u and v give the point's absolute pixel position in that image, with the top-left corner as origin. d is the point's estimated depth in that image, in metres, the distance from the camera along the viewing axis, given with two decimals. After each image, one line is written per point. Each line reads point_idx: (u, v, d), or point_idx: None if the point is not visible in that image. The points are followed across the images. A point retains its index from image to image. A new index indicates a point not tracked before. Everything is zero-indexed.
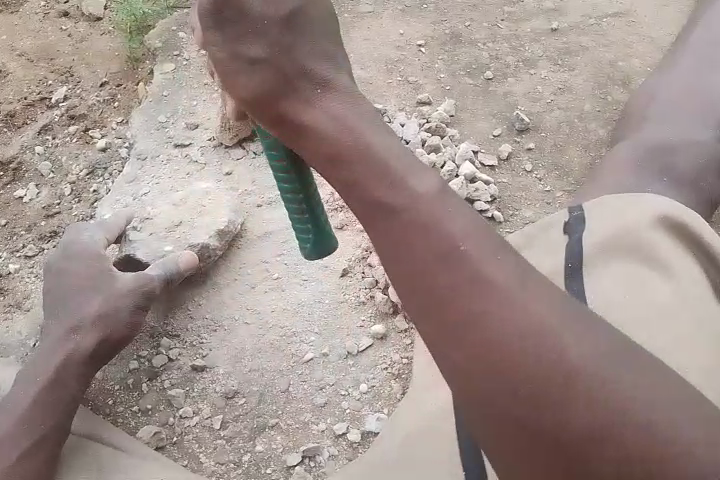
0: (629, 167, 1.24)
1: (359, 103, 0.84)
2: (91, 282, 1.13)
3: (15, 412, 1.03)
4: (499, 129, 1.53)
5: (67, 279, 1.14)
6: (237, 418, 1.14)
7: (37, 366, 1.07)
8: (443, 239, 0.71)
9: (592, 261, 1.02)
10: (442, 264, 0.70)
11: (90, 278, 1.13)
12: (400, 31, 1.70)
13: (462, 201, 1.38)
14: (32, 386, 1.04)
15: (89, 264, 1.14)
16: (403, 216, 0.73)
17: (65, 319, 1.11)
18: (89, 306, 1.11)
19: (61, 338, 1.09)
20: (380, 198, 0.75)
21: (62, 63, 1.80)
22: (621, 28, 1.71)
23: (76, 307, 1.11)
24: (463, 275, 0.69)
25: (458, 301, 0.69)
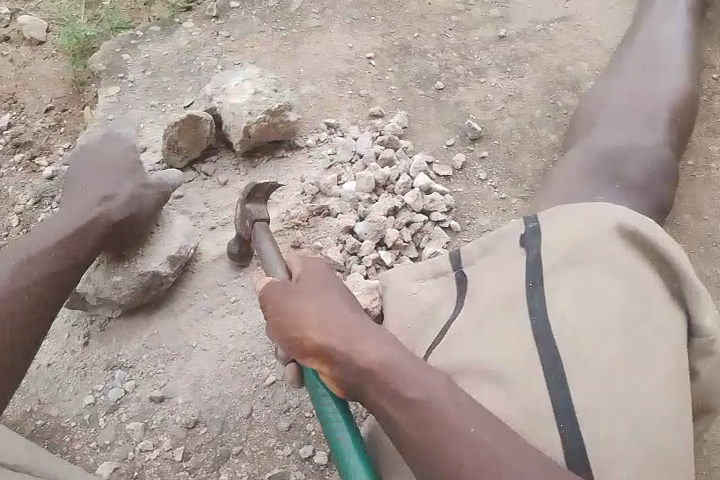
0: (579, 174, 1.26)
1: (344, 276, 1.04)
2: (125, 171, 1.23)
3: (40, 239, 1.12)
4: (452, 138, 1.54)
5: (101, 162, 1.25)
6: (200, 448, 1.11)
7: (62, 223, 1.15)
8: (423, 399, 0.86)
9: (551, 272, 1.03)
10: (436, 430, 0.84)
11: (122, 168, 1.23)
12: (349, 44, 1.69)
13: (418, 212, 1.38)
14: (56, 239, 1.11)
15: (123, 156, 1.26)
16: (390, 382, 0.88)
17: (93, 193, 1.20)
18: (116, 188, 1.20)
19: (90, 208, 1.17)
20: (376, 368, 0.89)
21: (4, 89, 1.75)
22: (567, 34, 1.74)
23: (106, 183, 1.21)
24: (440, 429, 0.84)
25: (448, 444, 0.83)
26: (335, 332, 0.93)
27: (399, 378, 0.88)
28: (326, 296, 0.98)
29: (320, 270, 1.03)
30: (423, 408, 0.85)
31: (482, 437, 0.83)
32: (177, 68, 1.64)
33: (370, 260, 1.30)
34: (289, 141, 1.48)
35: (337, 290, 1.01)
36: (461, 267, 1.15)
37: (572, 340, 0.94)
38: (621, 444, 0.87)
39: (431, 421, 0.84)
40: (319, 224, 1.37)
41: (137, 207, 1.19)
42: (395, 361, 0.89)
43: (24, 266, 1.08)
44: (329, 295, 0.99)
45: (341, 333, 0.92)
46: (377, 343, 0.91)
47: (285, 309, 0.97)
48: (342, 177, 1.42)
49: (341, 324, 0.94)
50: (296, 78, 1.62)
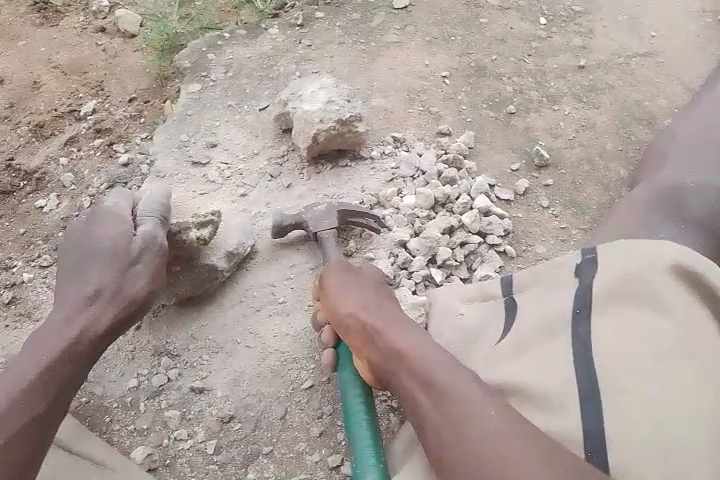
0: (645, 209, 1.21)
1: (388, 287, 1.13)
2: (107, 255, 1.07)
3: (22, 368, 1.00)
4: (518, 163, 1.51)
5: (92, 236, 1.09)
6: (231, 444, 1.13)
7: (55, 324, 1.04)
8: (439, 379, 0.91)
9: (600, 304, 0.98)
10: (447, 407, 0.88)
11: (106, 248, 1.08)
12: (425, 61, 1.70)
13: (474, 233, 1.36)
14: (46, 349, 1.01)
15: (110, 226, 1.10)
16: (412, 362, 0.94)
17: (81, 290, 1.07)
18: (110, 275, 1.06)
19: (72, 316, 1.04)
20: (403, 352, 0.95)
21: (94, 77, 1.85)
22: (650, 69, 1.69)
23: (100, 265, 1.07)
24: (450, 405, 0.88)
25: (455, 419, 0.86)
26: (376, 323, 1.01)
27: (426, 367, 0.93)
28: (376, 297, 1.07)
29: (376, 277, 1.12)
30: (442, 394, 0.89)
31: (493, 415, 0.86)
32: (257, 72, 1.69)
33: (420, 276, 1.29)
34: (354, 151, 1.49)
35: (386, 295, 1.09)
36: (512, 293, 1.14)
37: (611, 377, 0.89)
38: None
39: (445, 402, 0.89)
40: (372, 235, 1.37)
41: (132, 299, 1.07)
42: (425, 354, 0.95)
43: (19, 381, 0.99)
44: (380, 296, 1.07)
45: (382, 325, 1.00)
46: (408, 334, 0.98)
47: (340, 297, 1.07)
48: (403, 191, 1.43)
49: (379, 316, 1.02)
50: (368, 90, 1.64)
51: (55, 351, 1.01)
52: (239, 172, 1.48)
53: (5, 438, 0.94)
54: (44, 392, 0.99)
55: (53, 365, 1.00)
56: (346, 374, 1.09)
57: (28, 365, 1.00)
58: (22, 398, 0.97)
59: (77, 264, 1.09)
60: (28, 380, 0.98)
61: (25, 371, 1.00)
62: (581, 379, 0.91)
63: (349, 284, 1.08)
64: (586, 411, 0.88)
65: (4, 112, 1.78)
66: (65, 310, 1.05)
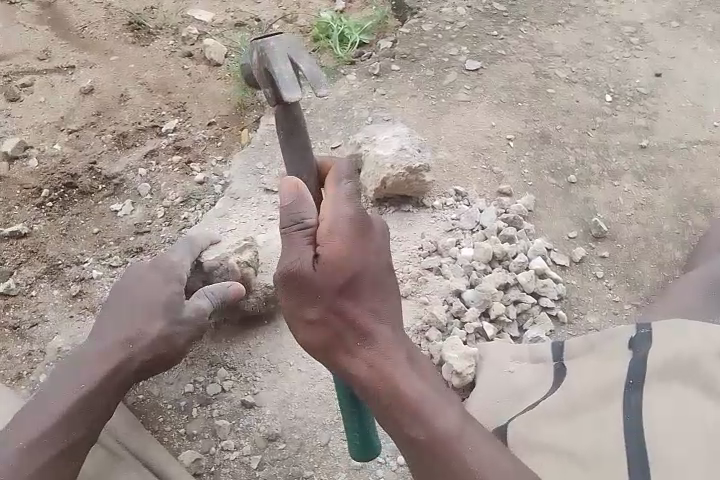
0: (702, 293, 1.25)
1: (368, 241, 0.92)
2: (151, 304, 1.13)
3: (50, 402, 1.05)
4: (575, 231, 1.56)
5: (141, 286, 1.16)
6: (274, 462, 1.18)
7: (93, 361, 1.09)
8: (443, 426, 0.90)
9: (654, 378, 1.00)
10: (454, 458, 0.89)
11: (152, 298, 1.13)
12: (493, 122, 1.78)
13: (528, 293, 1.40)
14: (79, 385, 1.06)
15: (164, 286, 1.15)
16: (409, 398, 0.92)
17: (120, 329, 1.12)
18: (150, 322, 1.12)
19: (104, 357, 1.09)
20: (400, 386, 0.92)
21: (177, 97, 1.96)
22: (710, 157, 1.74)
23: (140, 312, 1.13)
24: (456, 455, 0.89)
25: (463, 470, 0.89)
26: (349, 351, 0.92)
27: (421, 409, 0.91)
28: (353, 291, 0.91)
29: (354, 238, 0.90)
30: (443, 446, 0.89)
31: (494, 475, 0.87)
32: (332, 112, 1.79)
33: (472, 327, 1.34)
34: (418, 199, 1.56)
35: (368, 270, 0.91)
36: (562, 359, 1.17)
37: (665, 455, 0.89)
38: None
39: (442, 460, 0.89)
40: (428, 280, 1.42)
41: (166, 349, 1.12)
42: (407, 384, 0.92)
43: (55, 406, 1.04)
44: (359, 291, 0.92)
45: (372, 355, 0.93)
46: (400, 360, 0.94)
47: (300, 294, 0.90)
48: (461, 242, 1.48)
49: (376, 333, 0.93)
50: (436, 143, 1.72)
51: (87, 389, 1.06)
52: None
53: (41, 462, 0.99)
54: (75, 422, 1.04)
55: (85, 402, 1.05)
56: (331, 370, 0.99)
57: (58, 401, 1.05)
58: (48, 432, 1.02)
59: (121, 307, 1.14)
60: (60, 412, 1.03)
61: (55, 406, 1.04)
62: (631, 453, 0.92)
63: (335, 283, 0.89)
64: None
65: (91, 119, 1.89)
66: (99, 350, 1.10)
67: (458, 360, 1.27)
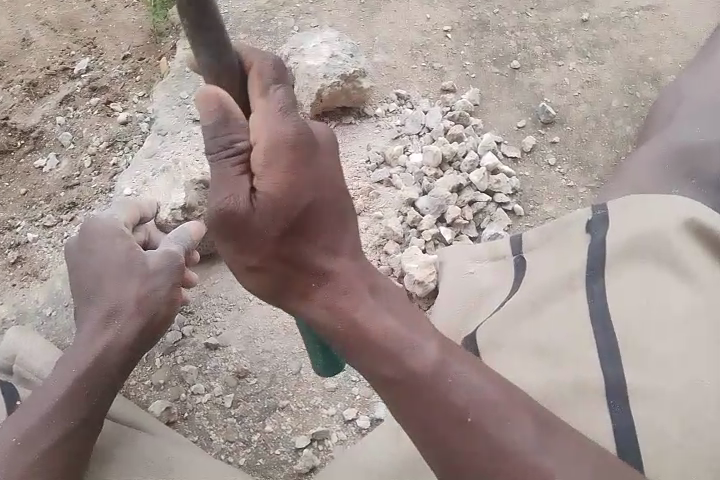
0: (654, 166, 1.22)
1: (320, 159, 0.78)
2: (120, 266, 1.08)
3: (49, 387, 1.00)
4: (524, 121, 1.51)
5: (103, 255, 1.10)
6: (248, 398, 1.17)
7: (80, 343, 1.04)
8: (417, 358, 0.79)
9: (615, 260, 0.99)
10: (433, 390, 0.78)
11: (118, 262, 1.08)
12: (427, 15, 1.66)
13: (482, 192, 1.36)
14: (70, 367, 1.02)
15: (120, 247, 1.10)
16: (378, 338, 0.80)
17: (99, 304, 1.07)
18: (127, 290, 1.07)
19: (93, 332, 1.05)
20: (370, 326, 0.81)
21: (85, 33, 1.77)
22: (653, 22, 1.67)
23: (114, 283, 1.07)
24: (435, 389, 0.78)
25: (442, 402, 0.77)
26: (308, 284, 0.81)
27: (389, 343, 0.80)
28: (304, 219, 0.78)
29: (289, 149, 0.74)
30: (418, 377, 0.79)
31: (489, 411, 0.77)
32: (255, 26, 1.65)
33: (429, 235, 1.30)
34: (359, 109, 1.47)
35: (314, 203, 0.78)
36: (521, 253, 1.15)
37: (631, 335, 0.91)
38: (676, 439, 0.83)
39: (425, 395, 0.78)
40: (380, 194, 1.37)
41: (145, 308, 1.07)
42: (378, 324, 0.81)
43: (43, 393, 0.99)
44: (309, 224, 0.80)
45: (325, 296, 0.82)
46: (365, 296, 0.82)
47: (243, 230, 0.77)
48: (409, 148, 1.42)
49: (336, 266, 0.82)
50: (370, 46, 1.61)
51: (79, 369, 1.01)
52: None
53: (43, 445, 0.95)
54: (77, 398, 0.99)
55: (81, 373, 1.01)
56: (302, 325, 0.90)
57: (58, 382, 1.01)
58: (48, 416, 0.97)
59: (92, 281, 1.09)
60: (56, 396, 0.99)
61: (55, 387, 1.00)
62: (598, 335, 0.92)
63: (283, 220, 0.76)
64: (607, 366, 0.89)
65: None
66: (87, 328, 1.06)
67: (418, 270, 1.25)
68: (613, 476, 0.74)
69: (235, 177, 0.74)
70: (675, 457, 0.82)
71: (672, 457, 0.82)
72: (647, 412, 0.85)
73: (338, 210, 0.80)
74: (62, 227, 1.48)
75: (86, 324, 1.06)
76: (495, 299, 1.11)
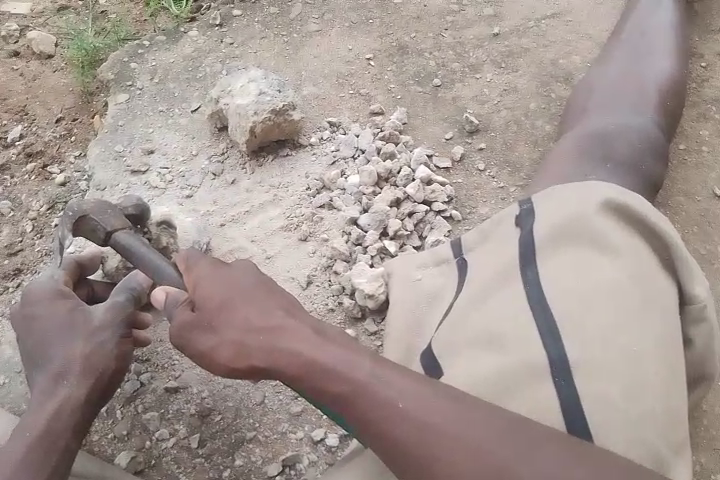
0: (573, 156, 1.30)
1: (233, 266, 0.97)
2: (63, 322, 1.09)
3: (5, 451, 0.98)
4: (451, 132, 1.58)
5: (47, 318, 1.10)
6: (214, 435, 1.16)
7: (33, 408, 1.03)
8: (355, 382, 0.85)
9: (544, 246, 1.05)
10: (375, 409, 0.83)
11: (60, 318, 1.09)
12: (349, 46, 1.74)
13: (420, 203, 1.41)
14: (25, 430, 1.00)
15: (60, 304, 1.11)
16: (318, 375, 0.86)
17: (50, 367, 1.06)
18: (76, 349, 1.06)
19: (45, 391, 1.04)
20: (311, 366, 0.87)
21: (15, 102, 1.78)
22: (559, 28, 1.79)
23: (61, 344, 1.07)
24: (380, 408, 0.83)
25: (390, 418, 0.83)
26: (252, 351, 0.89)
27: (326, 376, 0.86)
28: (233, 310, 0.92)
29: (214, 278, 0.95)
30: (362, 399, 0.84)
31: (427, 408, 0.82)
32: (183, 75, 1.69)
33: (374, 249, 1.34)
34: (293, 139, 1.52)
35: (240, 296, 0.93)
36: (462, 254, 1.20)
37: (568, 312, 0.95)
38: (619, 404, 0.87)
39: (371, 414, 0.83)
40: (323, 217, 1.40)
41: (97, 361, 1.07)
42: (319, 359, 0.87)
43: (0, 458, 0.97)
44: (239, 307, 0.92)
45: (262, 355, 0.89)
46: (299, 340, 0.89)
47: (192, 336, 0.93)
48: (346, 172, 1.46)
49: (270, 323, 0.91)
50: (298, 80, 1.67)
51: (33, 432, 1.00)
52: (181, 174, 1.49)
53: None
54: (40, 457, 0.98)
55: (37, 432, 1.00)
56: None
57: (16, 444, 0.99)
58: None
59: (40, 346, 1.09)
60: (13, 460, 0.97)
61: (14, 450, 0.98)
62: (538, 317, 0.96)
63: (217, 320, 0.92)
64: (549, 344, 0.93)
65: None
66: (37, 390, 1.05)
67: (368, 284, 1.28)
68: (551, 445, 0.79)
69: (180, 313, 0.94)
70: (622, 420, 0.87)
71: (617, 420, 0.87)
72: (591, 382, 0.89)
73: (260, 292, 0.94)
74: (8, 295, 1.46)
75: (37, 386, 1.05)
76: (436, 319, 1.12)
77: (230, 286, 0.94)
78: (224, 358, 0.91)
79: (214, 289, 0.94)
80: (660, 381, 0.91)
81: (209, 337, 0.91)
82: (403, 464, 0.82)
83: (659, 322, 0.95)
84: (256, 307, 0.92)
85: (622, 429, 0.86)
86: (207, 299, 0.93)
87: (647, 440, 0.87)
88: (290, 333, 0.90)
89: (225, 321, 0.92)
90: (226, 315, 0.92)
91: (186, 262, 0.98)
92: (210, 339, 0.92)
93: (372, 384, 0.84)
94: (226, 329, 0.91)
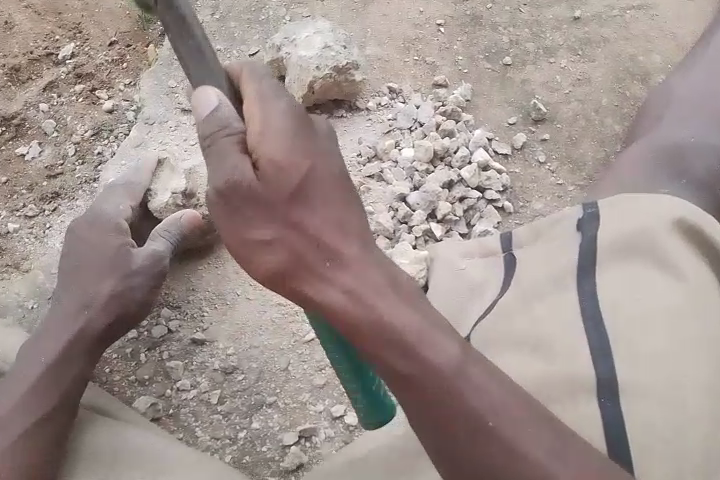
0: (643, 167, 1.23)
1: (309, 131, 0.75)
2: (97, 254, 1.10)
3: (22, 375, 1.03)
4: (515, 117, 1.50)
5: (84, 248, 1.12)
6: (235, 394, 1.15)
7: (55, 332, 1.07)
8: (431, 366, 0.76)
9: (605, 257, 1.00)
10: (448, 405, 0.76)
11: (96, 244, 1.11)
12: (420, 8, 1.64)
13: (473, 188, 1.36)
14: (44, 357, 1.04)
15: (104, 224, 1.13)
16: (393, 340, 0.76)
17: (74, 296, 1.09)
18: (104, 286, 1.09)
19: (64, 323, 1.07)
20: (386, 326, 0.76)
21: (70, 18, 1.71)
22: (644, 21, 1.67)
23: (89, 277, 1.10)
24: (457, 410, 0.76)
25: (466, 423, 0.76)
26: (311, 273, 0.76)
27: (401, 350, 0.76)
28: (304, 207, 0.75)
29: (293, 143, 0.73)
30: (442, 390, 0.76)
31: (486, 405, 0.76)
32: (245, 15, 1.62)
33: (420, 231, 1.30)
34: (350, 102, 1.46)
35: (314, 182, 0.75)
36: (511, 249, 1.14)
37: (622, 331, 0.91)
38: (665, 434, 0.83)
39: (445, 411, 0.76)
40: (371, 188, 1.35)
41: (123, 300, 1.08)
42: (399, 320, 0.77)
43: (21, 379, 1.03)
44: (309, 213, 0.76)
45: (327, 288, 0.77)
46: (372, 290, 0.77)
47: (235, 214, 0.74)
48: (400, 143, 1.40)
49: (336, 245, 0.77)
50: (363, 38, 1.59)
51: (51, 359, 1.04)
52: None
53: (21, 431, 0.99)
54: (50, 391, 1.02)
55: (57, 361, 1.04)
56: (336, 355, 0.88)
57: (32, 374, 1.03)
58: (25, 400, 1.01)
59: (70, 273, 1.11)
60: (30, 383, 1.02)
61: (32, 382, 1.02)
62: (590, 332, 0.92)
63: (276, 211, 0.74)
64: (600, 362, 0.89)
65: None
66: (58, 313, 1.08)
67: (409, 266, 1.24)
68: None
69: (235, 159, 0.73)
70: (665, 450, 0.82)
71: (661, 450, 0.82)
72: (637, 406, 0.85)
73: (332, 191, 0.77)
74: (44, 217, 1.45)
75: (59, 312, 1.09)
76: (475, 314, 1.09)
77: (304, 161, 0.74)
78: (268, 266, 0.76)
79: (284, 155, 0.73)
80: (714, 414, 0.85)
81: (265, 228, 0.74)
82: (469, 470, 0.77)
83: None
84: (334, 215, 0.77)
85: (663, 459, 0.82)
86: (280, 169, 0.73)
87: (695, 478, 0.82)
88: (359, 277, 0.77)
89: (286, 211, 0.75)
90: (297, 212, 0.75)
91: (268, 107, 0.74)
92: (261, 230, 0.74)
93: (458, 374, 0.77)
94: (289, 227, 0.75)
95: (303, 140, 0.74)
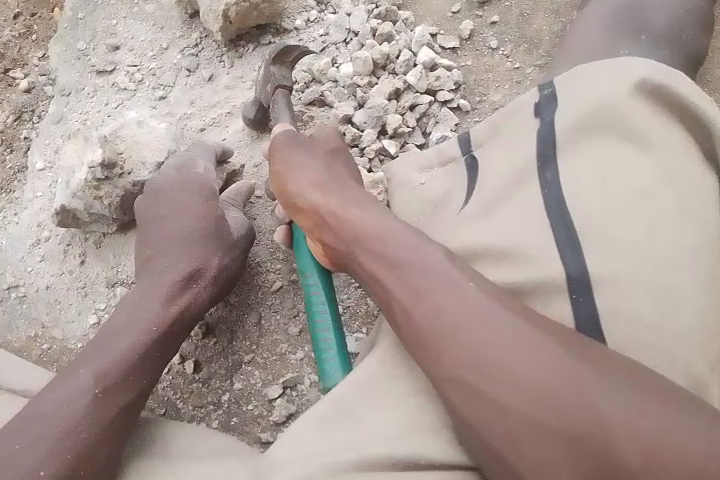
0: (601, 28, 1.09)
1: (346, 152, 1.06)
2: (189, 226, 1.05)
3: (118, 327, 0.95)
4: (458, 4, 1.35)
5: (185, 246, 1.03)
6: (211, 359, 1.11)
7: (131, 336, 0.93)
8: (450, 291, 0.77)
9: (566, 140, 0.90)
10: (467, 324, 0.74)
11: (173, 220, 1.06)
12: None
13: (423, 93, 1.25)
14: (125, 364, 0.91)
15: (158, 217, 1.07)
16: (420, 262, 0.80)
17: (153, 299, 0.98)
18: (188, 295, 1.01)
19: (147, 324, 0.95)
20: (407, 252, 0.81)
21: None
22: None
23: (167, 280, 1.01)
24: (473, 337, 0.73)
25: (476, 345, 0.73)
26: (333, 194, 0.93)
27: (424, 275, 0.79)
28: (337, 170, 0.99)
29: (338, 145, 1.04)
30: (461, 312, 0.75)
31: (488, 344, 0.72)
32: None
33: (372, 152, 1.20)
34: (276, 24, 1.32)
35: (341, 164, 1.02)
36: (471, 151, 1.05)
37: (591, 221, 0.83)
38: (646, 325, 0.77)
39: (464, 331, 0.74)
40: (314, 115, 1.25)
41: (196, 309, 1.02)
42: (414, 251, 0.81)
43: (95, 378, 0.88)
44: (334, 170, 0.98)
45: (341, 205, 0.91)
46: (390, 222, 0.85)
47: (289, 150, 1.01)
48: (337, 60, 1.28)
49: (352, 191, 0.93)
50: None
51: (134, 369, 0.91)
52: (152, 72, 1.32)
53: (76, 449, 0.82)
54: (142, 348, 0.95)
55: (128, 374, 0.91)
56: (317, 289, 1.03)
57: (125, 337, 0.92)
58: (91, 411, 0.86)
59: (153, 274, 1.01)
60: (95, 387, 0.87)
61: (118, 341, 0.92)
62: (558, 230, 0.84)
63: (306, 155, 1.00)
64: (568, 258, 0.82)
65: None
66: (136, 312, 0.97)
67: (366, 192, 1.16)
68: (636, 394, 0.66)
69: (297, 135, 1.04)
70: (646, 344, 0.77)
71: (645, 343, 0.77)
72: (617, 301, 0.78)
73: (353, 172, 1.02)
74: None
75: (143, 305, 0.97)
76: (442, 230, 0.98)
77: (343, 158, 1.03)
78: (302, 183, 0.95)
79: (333, 147, 1.03)
80: (700, 293, 0.78)
81: (313, 195, 0.94)
82: (475, 392, 0.73)
83: (703, 229, 0.82)
84: (369, 204, 0.90)
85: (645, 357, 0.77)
86: (325, 144, 1.03)
87: (683, 360, 0.77)
88: (378, 216, 0.87)
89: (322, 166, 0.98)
90: (329, 162, 1.00)
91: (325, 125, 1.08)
92: (298, 163, 0.98)
93: (471, 305, 0.75)
94: (322, 168, 0.98)
95: (339, 151, 1.04)
